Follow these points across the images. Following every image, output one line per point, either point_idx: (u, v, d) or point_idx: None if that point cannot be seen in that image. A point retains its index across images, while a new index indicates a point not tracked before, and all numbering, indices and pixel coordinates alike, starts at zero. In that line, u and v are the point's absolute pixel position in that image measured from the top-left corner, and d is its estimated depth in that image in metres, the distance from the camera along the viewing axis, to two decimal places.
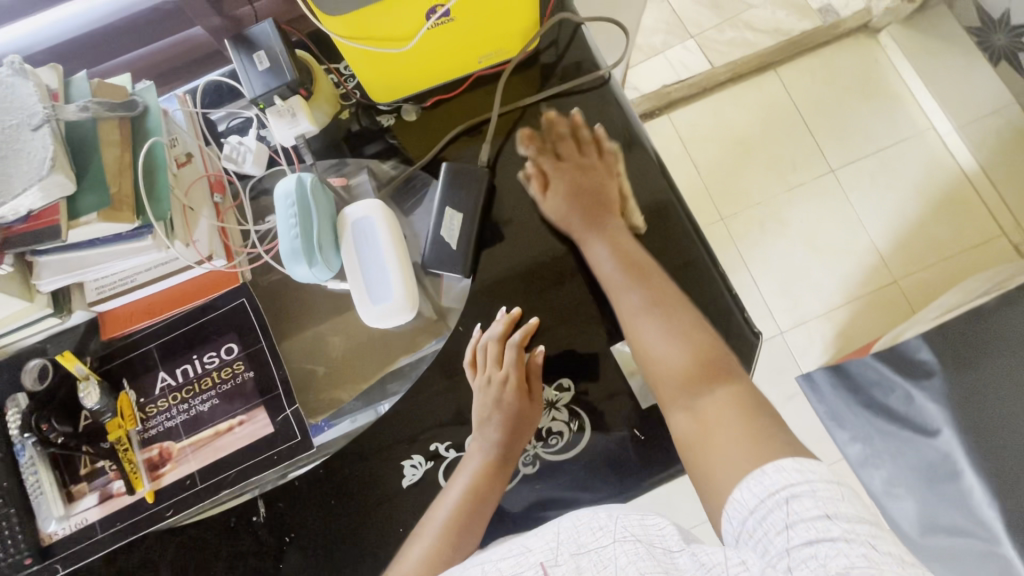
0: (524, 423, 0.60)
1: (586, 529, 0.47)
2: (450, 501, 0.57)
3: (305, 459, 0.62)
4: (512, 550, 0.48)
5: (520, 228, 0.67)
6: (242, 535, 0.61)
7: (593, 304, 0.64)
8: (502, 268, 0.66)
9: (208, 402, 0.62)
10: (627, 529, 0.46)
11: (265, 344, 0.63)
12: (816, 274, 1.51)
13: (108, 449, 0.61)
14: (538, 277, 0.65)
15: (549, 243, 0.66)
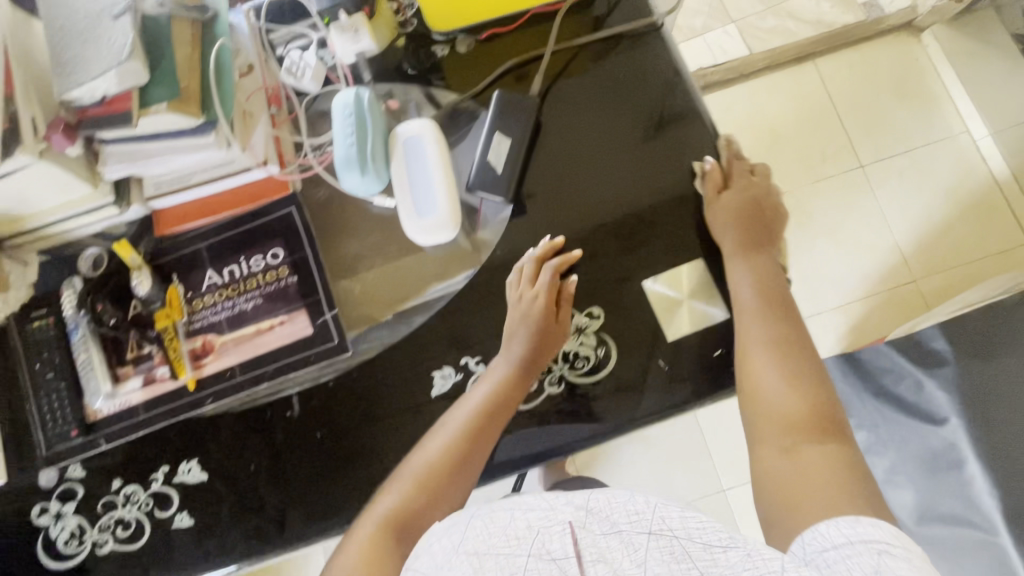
0: (549, 340, 0.61)
1: (621, 508, 0.41)
2: (470, 405, 0.59)
3: (338, 363, 0.64)
4: (538, 505, 0.43)
5: (564, 162, 0.67)
6: (274, 428, 0.64)
7: (629, 239, 0.65)
8: (544, 197, 0.67)
9: (253, 300, 0.65)
10: (667, 522, 0.40)
11: (309, 252, 0.66)
12: (835, 268, 1.52)
13: (156, 336, 0.65)
14: (581, 209, 0.66)
15: (597, 168, 0.67)
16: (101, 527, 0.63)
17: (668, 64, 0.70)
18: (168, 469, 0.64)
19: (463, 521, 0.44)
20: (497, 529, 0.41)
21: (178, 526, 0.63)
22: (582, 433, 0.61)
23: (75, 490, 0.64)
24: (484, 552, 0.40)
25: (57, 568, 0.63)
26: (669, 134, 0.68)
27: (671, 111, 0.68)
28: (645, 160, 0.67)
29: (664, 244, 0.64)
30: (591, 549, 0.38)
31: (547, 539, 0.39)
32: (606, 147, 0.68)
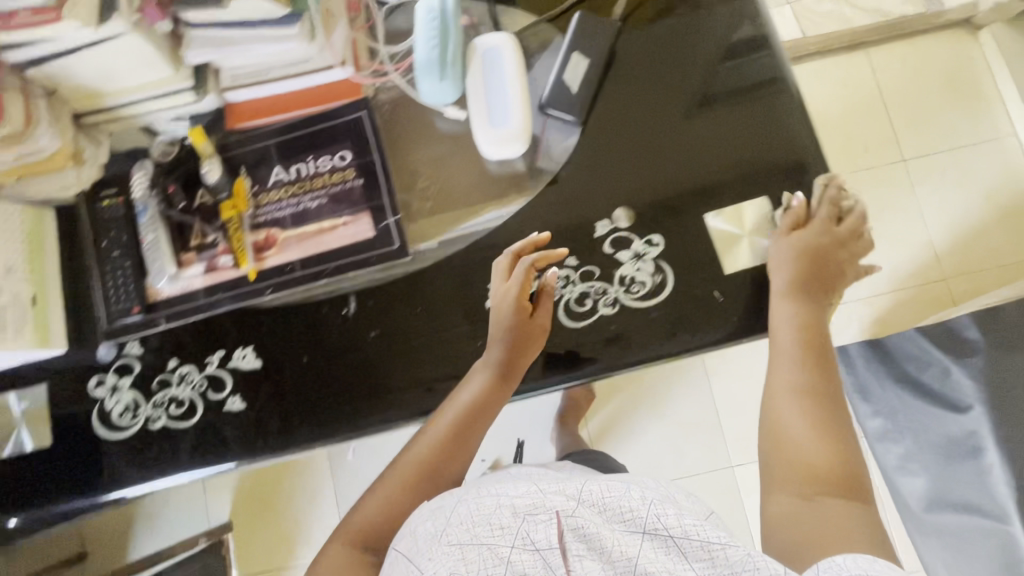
0: (526, 338, 0.60)
1: (612, 501, 0.49)
2: (456, 406, 0.60)
3: (397, 268, 0.65)
4: (531, 493, 0.50)
5: (626, 107, 0.67)
6: (329, 324, 0.65)
7: (690, 175, 0.64)
8: (606, 133, 0.66)
9: (317, 199, 0.66)
10: (662, 521, 0.47)
11: (377, 158, 0.66)
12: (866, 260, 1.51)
13: (221, 225, 0.66)
14: (639, 150, 0.65)
15: (657, 117, 0.66)
16: (155, 403, 0.65)
17: (723, 40, 0.68)
18: (224, 354, 0.65)
19: (449, 508, 0.51)
20: (481, 519, 0.48)
21: (229, 409, 0.64)
22: (634, 354, 0.61)
23: (130, 367, 0.66)
24: (468, 542, 0.47)
25: (110, 439, 0.65)
26: (716, 112, 0.66)
27: (714, 92, 0.67)
28: (707, 115, 0.66)
29: (726, 179, 0.64)
30: (572, 537, 0.45)
31: (533, 529, 0.46)
32: (667, 102, 0.67)
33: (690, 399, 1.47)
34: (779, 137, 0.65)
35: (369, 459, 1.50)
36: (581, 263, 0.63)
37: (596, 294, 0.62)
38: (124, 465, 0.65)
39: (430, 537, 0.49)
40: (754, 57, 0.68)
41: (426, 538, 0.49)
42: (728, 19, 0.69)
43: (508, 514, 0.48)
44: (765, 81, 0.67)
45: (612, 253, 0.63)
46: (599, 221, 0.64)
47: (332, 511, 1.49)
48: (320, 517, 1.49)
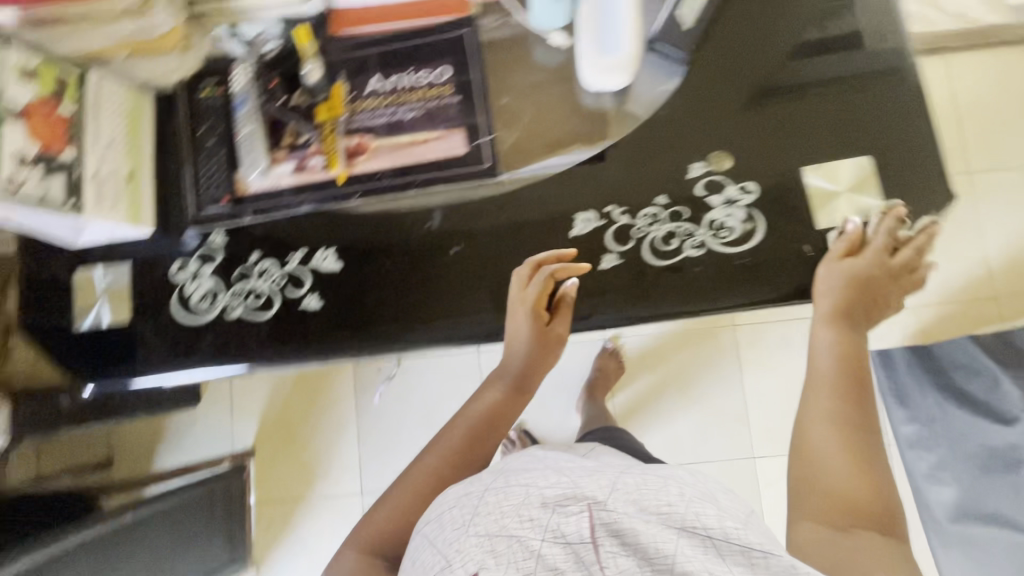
0: (547, 347, 0.66)
1: (650, 499, 0.47)
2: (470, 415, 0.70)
3: (485, 187, 0.66)
4: (560, 483, 0.50)
5: (713, 74, 0.66)
6: (413, 236, 0.66)
7: (771, 144, 0.64)
8: (694, 95, 0.66)
9: (413, 111, 0.66)
10: (701, 521, 0.45)
11: (475, 78, 0.67)
12: None
13: (315, 127, 0.67)
14: (717, 114, 0.65)
15: (738, 88, 0.65)
16: (234, 293, 0.67)
17: (796, 34, 0.66)
18: (306, 253, 0.67)
19: (478, 498, 0.51)
20: (510, 509, 0.48)
21: (305, 307, 0.66)
22: (715, 298, 0.61)
23: (213, 256, 0.68)
24: (498, 533, 0.47)
25: (186, 322, 0.67)
26: (777, 107, 0.64)
27: (777, 83, 0.65)
28: (793, 95, 0.65)
29: (813, 143, 0.63)
30: (604, 534, 0.44)
31: (563, 523, 0.46)
32: (752, 76, 0.65)
33: (721, 387, 1.47)
34: (868, 124, 0.63)
35: (393, 405, 1.53)
36: (671, 203, 0.63)
37: (683, 236, 0.62)
38: (198, 348, 0.66)
39: (459, 525, 0.50)
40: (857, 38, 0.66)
41: (455, 528, 0.50)
42: (805, 14, 0.67)
43: (537, 506, 0.48)
44: (834, 80, 0.65)
45: (703, 196, 0.63)
46: (692, 164, 0.64)
47: (354, 450, 1.53)
48: (340, 453, 1.53)
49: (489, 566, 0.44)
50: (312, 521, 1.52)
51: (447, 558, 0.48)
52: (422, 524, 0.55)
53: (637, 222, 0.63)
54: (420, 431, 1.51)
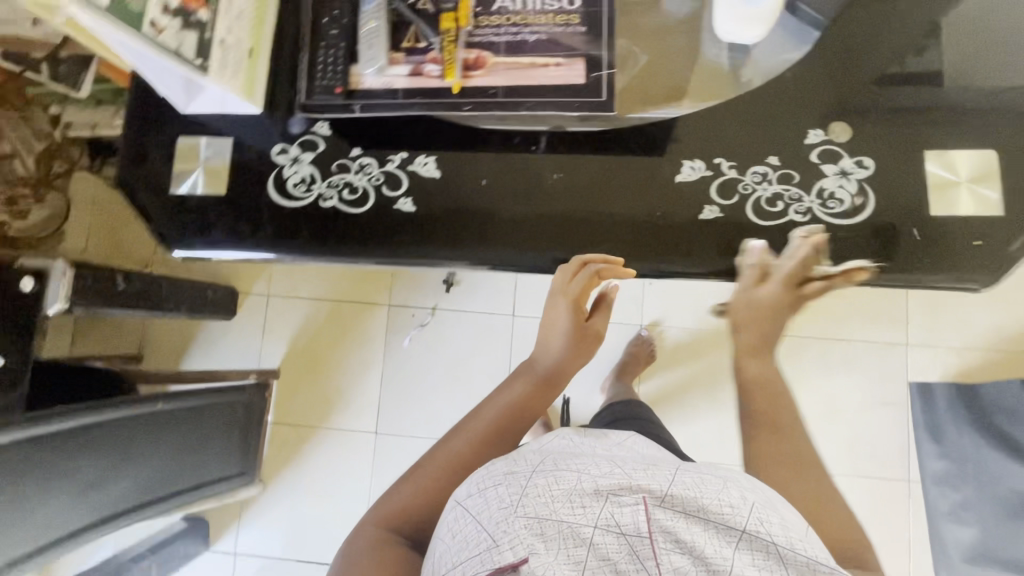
0: (585, 341, 0.76)
1: (712, 498, 0.45)
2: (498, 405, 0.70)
3: (595, 121, 0.66)
4: (609, 470, 0.48)
5: (790, 88, 0.65)
6: (519, 156, 0.67)
7: (836, 168, 0.62)
8: (760, 103, 0.65)
9: (537, 35, 0.66)
10: (764, 526, 0.43)
11: (604, 11, 0.66)
12: (970, 311, 1.36)
13: (438, 33, 0.67)
14: (784, 130, 0.64)
15: (811, 110, 0.64)
16: (330, 183, 0.68)
17: (877, 67, 0.64)
18: (407, 156, 0.68)
19: (524, 475, 0.48)
20: (561, 493, 0.46)
21: (399, 208, 0.67)
22: (813, 264, 0.62)
23: (316, 144, 0.69)
24: (548, 517, 0.44)
25: (281, 204, 0.68)
26: (848, 130, 0.63)
27: (855, 106, 0.64)
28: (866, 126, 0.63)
29: (890, 156, 0.62)
30: (660, 533, 0.43)
31: (617, 512, 0.44)
32: (820, 102, 0.64)
33: None
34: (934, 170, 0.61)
35: (421, 353, 1.54)
36: (783, 165, 0.63)
37: (790, 200, 0.63)
38: (289, 230, 0.67)
39: (507, 503, 0.46)
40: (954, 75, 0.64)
41: (500, 506, 0.46)
42: (895, 48, 0.65)
43: (590, 492, 0.46)
44: (919, 110, 0.63)
45: (817, 163, 0.63)
46: (809, 131, 0.63)
47: (376, 385, 1.54)
48: (362, 391, 1.55)
49: (539, 552, 0.42)
50: (325, 449, 1.54)
51: (493, 538, 0.44)
52: (463, 494, 0.51)
53: (745, 179, 0.63)
54: (443, 382, 1.52)
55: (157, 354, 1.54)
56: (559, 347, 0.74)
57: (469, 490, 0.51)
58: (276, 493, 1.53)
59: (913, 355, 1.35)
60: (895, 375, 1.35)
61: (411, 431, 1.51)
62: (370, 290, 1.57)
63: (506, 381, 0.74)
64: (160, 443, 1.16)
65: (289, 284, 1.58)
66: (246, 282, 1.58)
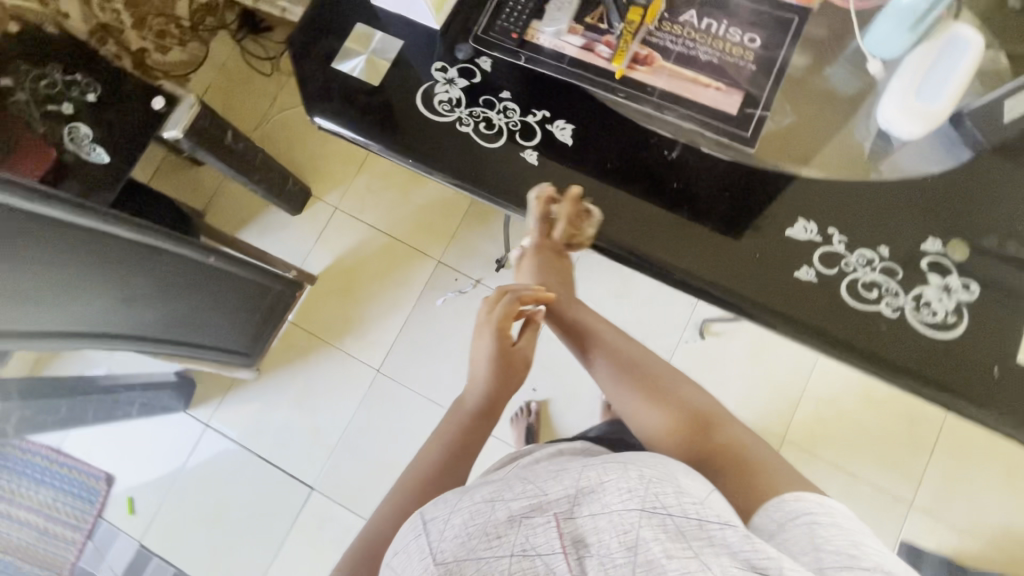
0: (511, 362, 0.80)
1: (613, 494, 0.50)
2: (432, 454, 0.76)
3: (732, 150, 0.68)
4: (514, 489, 0.53)
5: (890, 209, 0.65)
6: (650, 155, 0.69)
7: (861, 315, 0.63)
8: (850, 207, 0.66)
9: (709, 56, 0.69)
10: (661, 500, 0.49)
11: (778, 60, 0.69)
12: (986, 500, 1.31)
13: (622, 20, 0.70)
14: (858, 245, 0.65)
15: (890, 236, 0.65)
16: (471, 112, 0.72)
17: (970, 230, 0.64)
18: (548, 116, 0.70)
19: (442, 519, 0.52)
20: (477, 530, 0.50)
21: (524, 158, 0.70)
22: (892, 361, 0.62)
23: (473, 73, 0.73)
24: (466, 557, 0.48)
25: (422, 113, 0.72)
26: (914, 275, 0.64)
27: (950, 245, 0.64)
28: (925, 281, 0.63)
29: (978, 307, 0.62)
30: (572, 544, 0.48)
31: (533, 534, 0.49)
32: (888, 235, 0.65)
33: None
34: (978, 340, 0.61)
35: (448, 317, 1.56)
36: (890, 258, 0.64)
37: (886, 292, 0.63)
38: (421, 140, 0.71)
39: (426, 553, 0.50)
40: None
41: (422, 556, 0.50)
42: (1003, 214, 0.64)
43: (504, 520, 0.50)
44: (1005, 280, 0.63)
45: (924, 271, 0.64)
46: (928, 239, 0.64)
47: (394, 328, 1.57)
48: (378, 327, 1.57)
49: None
50: (321, 365, 1.56)
51: None
52: (391, 553, 0.54)
53: (849, 258, 0.65)
54: (455, 352, 1.54)
55: (220, 215, 1.61)
56: (484, 377, 0.80)
57: (394, 548, 0.54)
58: (261, 388, 1.56)
59: (912, 518, 1.31)
60: (887, 529, 1.31)
61: (407, 383, 1.53)
62: (424, 241, 1.60)
63: (442, 423, 0.81)
64: (178, 293, 1.17)
65: (356, 205, 1.63)
66: (320, 188, 1.63)
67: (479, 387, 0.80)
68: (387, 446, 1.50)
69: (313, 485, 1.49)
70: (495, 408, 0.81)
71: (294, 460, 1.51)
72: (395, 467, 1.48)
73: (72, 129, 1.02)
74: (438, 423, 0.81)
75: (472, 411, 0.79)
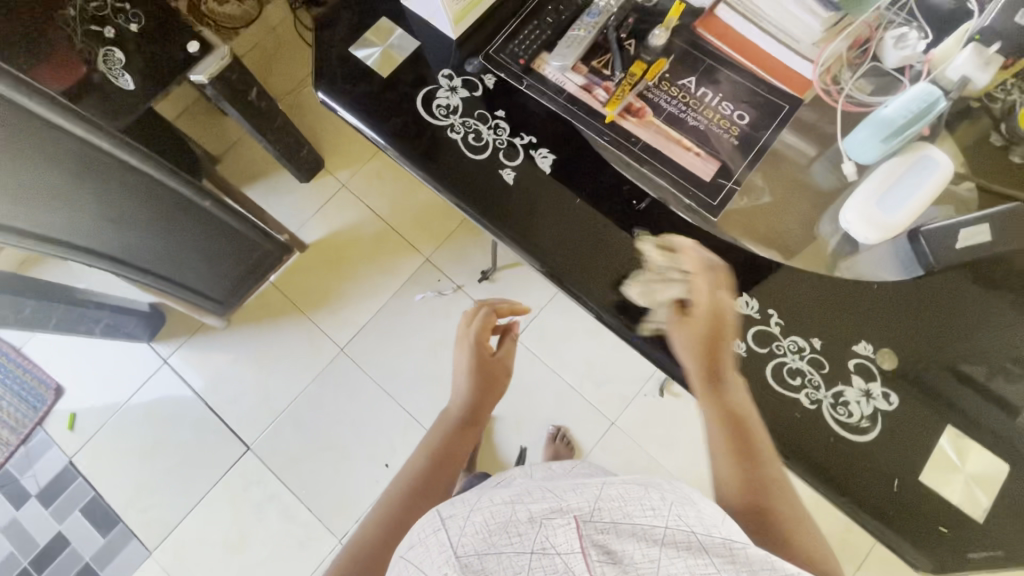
0: (491, 375, 0.90)
1: (637, 506, 0.50)
2: (418, 460, 0.87)
3: (697, 215, 0.71)
4: (541, 500, 0.53)
5: (831, 305, 0.67)
6: (617, 200, 0.72)
7: (782, 402, 0.65)
8: (793, 295, 0.68)
9: (697, 122, 0.72)
10: (685, 521, 0.50)
11: (760, 142, 0.72)
12: None
13: (624, 71, 0.74)
14: (794, 333, 0.67)
15: (826, 331, 0.67)
16: (464, 122, 0.75)
17: (904, 343, 0.66)
18: (533, 142, 0.74)
19: (460, 518, 0.52)
20: (497, 528, 0.49)
21: (502, 176, 0.74)
22: (816, 461, 0.63)
23: (476, 87, 0.76)
24: (486, 553, 0.47)
25: (420, 112, 0.76)
26: (839, 374, 0.65)
27: (882, 353, 0.65)
28: (849, 381, 0.65)
29: (893, 419, 0.63)
30: (593, 546, 0.46)
31: (552, 534, 0.46)
32: (825, 331, 0.67)
33: None
34: (888, 452, 0.62)
35: (423, 314, 1.58)
36: (820, 351, 0.66)
37: (809, 382, 0.65)
38: (415, 138, 0.75)
39: (446, 547, 0.49)
40: (980, 388, 0.64)
41: (440, 552, 0.49)
42: (939, 333, 0.66)
43: (525, 520, 0.49)
44: (930, 399, 0.64)
45: (849, 371, 0.65)
46: (860, 341, 0.66)
47: (371, 310, 1.59)
48: (354, 307, 1.59)
49: None
50: (290, 330, 1.58)
51: None
52: (405, 550, 0.54)
53: (782, 341, 0.67)
54: (421, 349, 1.56)
55: (233, 166, 1.66)
56: (464, 387, 0.90)
57: (411, 544, 0.54)
58: (228, 337, 1.58)
59: None
60: None
61: (368, 368, 1.55)
62: (419, 238, 1.63)
63: (430, 431, 0.92)
64: (163, 228, 1.19)
65: (364, 186, 1.66)
66: (334, 163, 1.68)
67: (460, 399, 0.90)
68: (332, 425, 1.51)
69: (250, 445, 1.50)
70: (478, 418, 0.91)
71: (239, 416, 1.52)
72: (335, 447, 1.50)
73: (108, 52, 1.06)
74: (428, 432, 0.93)
75: (455, 421, 0.90)
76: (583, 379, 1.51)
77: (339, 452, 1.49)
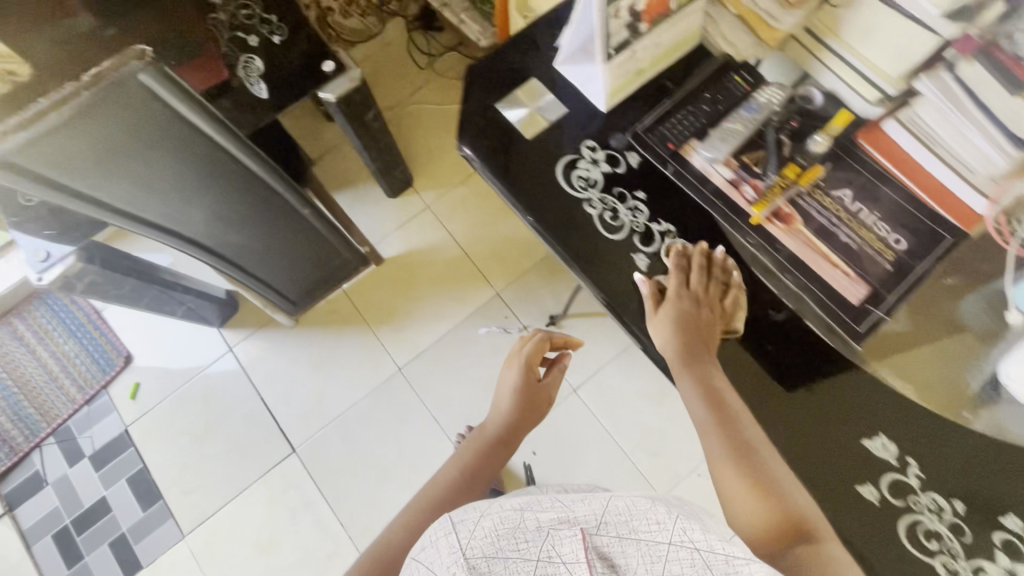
0: (535, 398, 0.89)
1: (643, 518, 0.47)
2: (450, 470, 0.86)
3: (837, 338, 0.67)
4: (546, 504, 0.51)
5: (980, 466, 0.63)
6: (755, 308, 0.70)
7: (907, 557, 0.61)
8: (937, 447, 0.64)
9: (849, 239, 0.68)
10: (689, 536, 0.46)
11: (916, 271, 0.67)
12: None
13: (777, 172, 0.71)
14: (934, 489, 0.63)
15: (970, 495, 0.62)
16: (602, 198, 0.74)
17: None
18: (671, 231, 0.73)
19: (470, 521, 0.49)
20: (506, 532, 0.47)
21: (635, 259, 0.73)
22: None
23: (619, 163, 0.75)
24: (492, 555, 0.45)
25: (559, 181, 0.76)
26: (983, 544, 0.60)
27: None
28: (996, 556, 0.60)
29: None
30: (597, 558, 0.44)
31: (558, 543, 0.45)
32: (969, 494, 0.62)
33: None
34: None
35: (485, 348, 1.57)
36: (963, 516, 0.61)
37: (947, 549, 0.61)
38: (549, 205, 0.75)
39: (455, 549, 0.47)
40: None
41: (450, 552, 0.47)
42: None
43: (534, 529, 0.47)
44: None
45: (993, 545, 0.60)
46: (1009, 514, 0.61)
47: (437, 334, 1.59)
48: (419, 329, 1.59)
49: None
50: (355, 341, 1.60)
51: None
52: (417, 551, 0.51)
53: (920, 497, 0.62)
54: (477, 382, 1.54)
55: (327, 170, 1.71)
56: (507, 408, 0.89)
57: (423, 544, 0.51)
58: (294, 336, 1.61)
59: None
60: None
61: (422, 393, 1.54)
62: (493, 270, 1.62)
63: (463, 446, 0.91)
64: (261, 228, 1.22)
65: (448, 211, 1.68)
66: (422, 183, 1.70)
67: (501, 417, 0.90)
68: (379, 443, 1.51)
69: (296, 448, 1.51)
70: (513, 439, 0.90)
71: (292, 416, 1.54)
72: (376, 466, 1.49)
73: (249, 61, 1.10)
74: (460, 445, 0.92)
75: (491, 438, 0.90)
76: (636, 445, 1.46)
77: (380, 472, 1.49)
